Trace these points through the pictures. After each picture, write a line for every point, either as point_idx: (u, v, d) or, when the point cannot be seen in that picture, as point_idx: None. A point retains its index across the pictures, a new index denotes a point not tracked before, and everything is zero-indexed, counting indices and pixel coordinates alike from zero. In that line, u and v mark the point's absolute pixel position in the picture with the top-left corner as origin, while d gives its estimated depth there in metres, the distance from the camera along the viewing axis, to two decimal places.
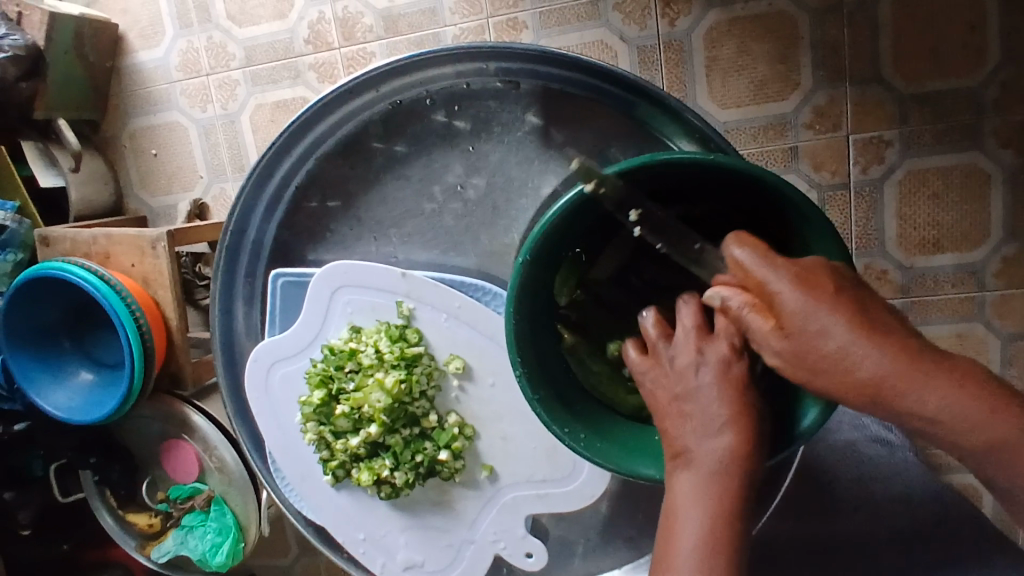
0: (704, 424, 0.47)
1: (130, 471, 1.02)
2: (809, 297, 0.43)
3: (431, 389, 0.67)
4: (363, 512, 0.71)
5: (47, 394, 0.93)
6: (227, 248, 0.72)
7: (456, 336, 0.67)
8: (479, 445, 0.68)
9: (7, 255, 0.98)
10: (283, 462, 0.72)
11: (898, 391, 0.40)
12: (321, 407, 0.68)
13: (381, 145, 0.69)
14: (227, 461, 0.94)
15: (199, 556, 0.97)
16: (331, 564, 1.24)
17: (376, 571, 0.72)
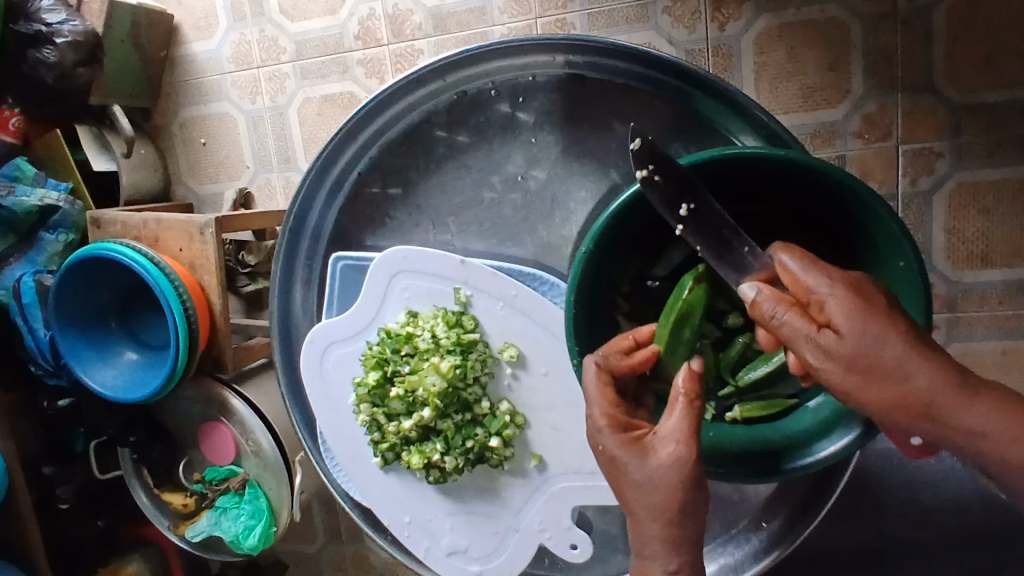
0: (643, 485, 0.50)
1: (170, 451, 1.04)
2: (863, 307, 0.46)
3: (485, 375, 0.70)
4: (413, 495, 0.74)
5: (94, 371, 0.95)
6: (290, 231, 0.76)
7: (508, 325, 0.70)
8: (529, 434, 0.71)
9: (60, 235, 1.02)
10: (334, 443, 0.75)
11: (947, 414, 0.46)
12: (376, 389, 0.70)
13: (443, 134, 0.73)
14: (263, 445, 0.96)
15: (230, 538, 0.97)
16: (357, 553, 1.25)
17: (420, 555, 0.75)
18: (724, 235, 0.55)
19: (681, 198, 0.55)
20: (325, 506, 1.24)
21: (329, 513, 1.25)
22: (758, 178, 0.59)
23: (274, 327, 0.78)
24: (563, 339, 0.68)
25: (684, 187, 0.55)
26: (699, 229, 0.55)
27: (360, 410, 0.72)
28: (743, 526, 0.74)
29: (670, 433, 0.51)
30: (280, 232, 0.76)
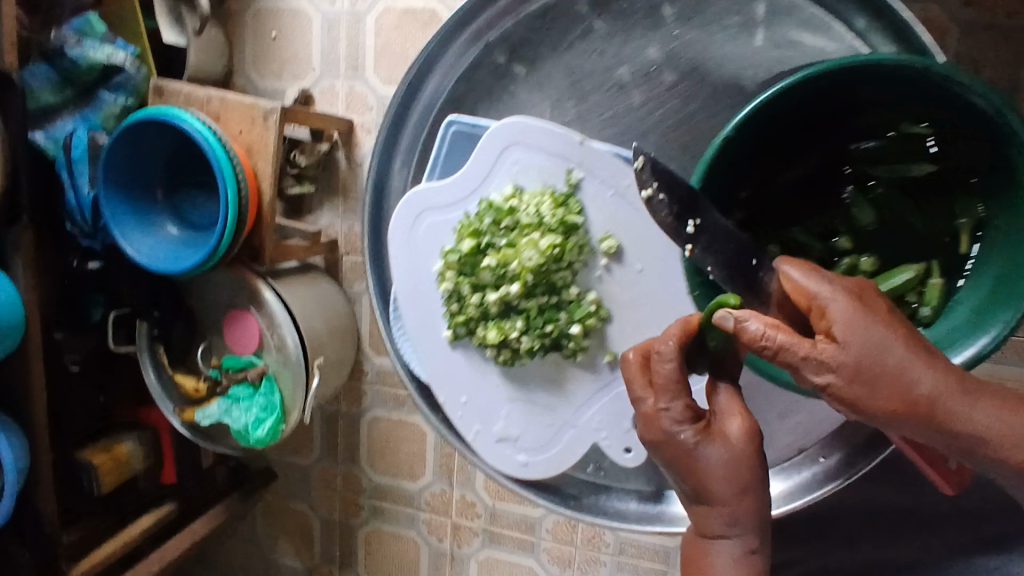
0: (733, 466, 0.54)
1: (190, 331, 1.04)
2: (864, 311, 0.50)
3: (578, 262, 0.72)
4: (476, 376, 0.79)
5: (132, 236, 0.94)
6: (406, 93, 0.82)
7: (613, 217, 0.71)
8: (608, 329, 0.73)
9: (119, 97, 1.01)
10: (408, 310, 0.79)
11: (950, 409, 0.49)
12: (470, 258, 0.74)
13: (584, 11, 0.75)
14: (287, 343, 0.97)
15: (239, 428, 0.97)
16: (348, 473, 1.26)
17: (468, 435, 0.80)
18: (733, 249, 0.59)
19: (688, 216, 0.59)
20: (326, 420, 1.25)
21: (329, 429, 1.26)
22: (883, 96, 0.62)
23: (369, 182, 0.84)
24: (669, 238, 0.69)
25: (690, 205, 0.59)
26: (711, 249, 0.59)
27: (448, 278, 0.76)
28: (799, 459, 0.79)
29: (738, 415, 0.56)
30: (396, 93, 0.81)
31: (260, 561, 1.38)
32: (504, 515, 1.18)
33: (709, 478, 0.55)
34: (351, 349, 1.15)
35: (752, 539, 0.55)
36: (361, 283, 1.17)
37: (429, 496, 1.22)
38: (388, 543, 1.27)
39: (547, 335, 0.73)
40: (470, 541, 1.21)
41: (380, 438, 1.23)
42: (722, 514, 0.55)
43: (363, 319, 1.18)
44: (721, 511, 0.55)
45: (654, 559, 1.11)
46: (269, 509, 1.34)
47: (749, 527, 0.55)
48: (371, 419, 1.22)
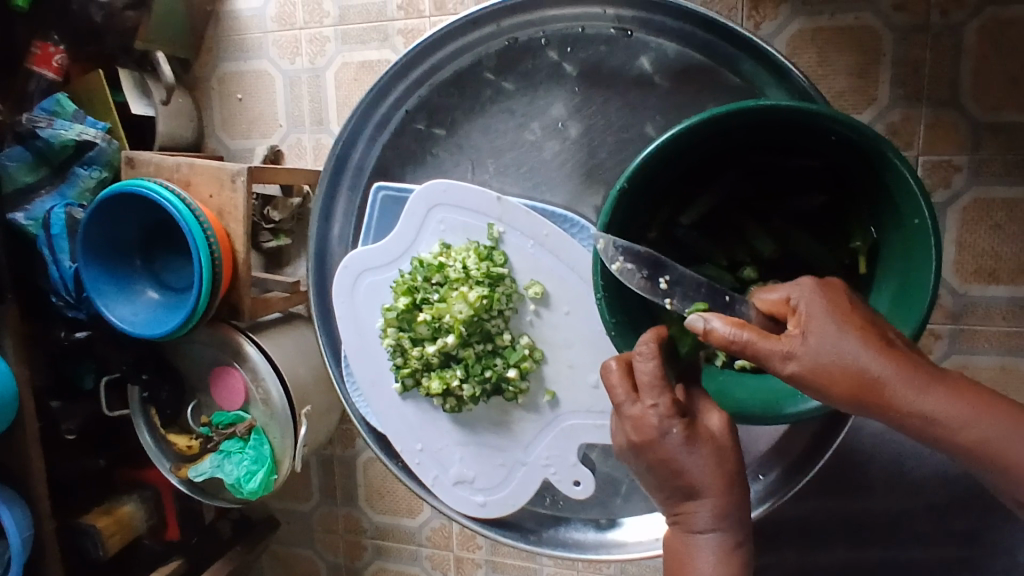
0: (717, 456, 0.56)
1: (179, 391, 1.06)
2: (823, 303, 0.52)
3: (509, 309, 0.76)
4: (427, 424, 0.82)
5: (115, 306, 0.97)
6: (335, 162, 0.85)
7: (536, 264, 0.76)
8: (545, 370, 0.77)
9: (93, 172, 1.05)
10: (358, 366, 0.83)
11: (896, 396, 0.50)
12: (406, 313, 0.77)
13: (492, 78, 0.81)
14: (273, 395, 0.99)
15: (231, 482, 0.99)
16: (349, 515, 1.28)
17: (428, 481, 0.83)
18: (706, 294, 0.64)
19: (659, 273, 0.64)
20: (323, 465, 1.27)
21: (326, 473, 1.27)
22: (775, 136, 0.65)
23: (311, 251, 0.87)
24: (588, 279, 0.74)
25: (658, 263, 0.65)
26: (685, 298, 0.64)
27: (388, 334, 0.78)
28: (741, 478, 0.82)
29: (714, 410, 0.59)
30: (327, 161, 0.84)
31: None
32: (505, 544, 1.19)
33: (700, 473, 0.56)
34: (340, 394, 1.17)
35: (736, 532, 0.58)
36: None
37: (430, 531, 1.23)
38: None
39: (488, 381, 0.77)
40: (474, 572, 1.22)
41: (377, 478, 1.24)
42: (710, 508, 0.57)
43: None
44: (711, 506, 0.56)
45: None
46: (275, 557, 1.35)
47: (734, 521, 0.57)
48: (366, 460, 1.24)
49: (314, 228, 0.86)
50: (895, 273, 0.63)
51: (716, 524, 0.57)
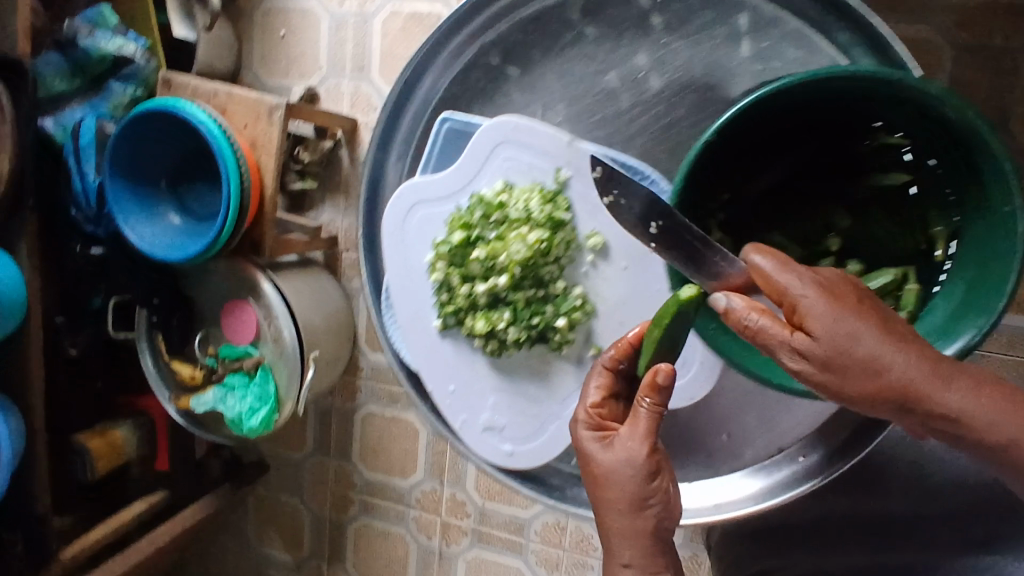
0: (624, 469, 0.60)
1: (187, 321, 1.06)
2: (833, 303, 0.50)
3: (565, 257, 0.74)
4: (463, 361, 0.79)
5: (135, 225, 0.96)
6: (399, 91, 0.81)
7: (598, 217, 0.73)
8: (595, 324, 0.74)
9: (128, 87, 1.04)
10: (400, 299, 0.80)
11: (926, 394, 0.50)
12: (460, 249, 0.76)
13: (575, 20, 0.77)
14: (285, 335, 0.98)
15: (232, 417, 0.99)
16: (340, 469, 1.27)
17: (454, 421, 0.79)
18: (692, 244, 0.60)
19: (651, 217, 0.61)
20: (321, 415, 1.26)
21: (323, 423, 1.27)
22: (846, 105, 0.62)
23: (365, 177, 0.83)
24: None
25: (656, 207, 0.61)
26: (669, 245, 0.60)
27: (439, 269, 0.77)
28: (777, 458, 0.76)
29: (642, 429, 0.61)
30: (392, 89, 0.80)
31: (249, 554, 1.38)
32: (493, 516, 1.19)
33: (608, 491, 0.60)
34: (347, 346, 1.17)
35: (635, 543, 0.59)
36: (359, 280, 1.18)
37: (420, 494, 1.23)
38: (378, 540, 1.27)
39: (532, 327, 0.74)
40: (458, 540, 1.22)
41: (373, 435, 1.24)
42: (617, 513, 0.60)
43: (360, 316, 1.20)
44: (629, 529, 0.59)
45: None
46: (259, 501, 1.35)
47: (638, 536, 0.59)
48: (364, 415, 1.24)
49: (373, 155, 0.83)
50: (972, 264, 0.59)
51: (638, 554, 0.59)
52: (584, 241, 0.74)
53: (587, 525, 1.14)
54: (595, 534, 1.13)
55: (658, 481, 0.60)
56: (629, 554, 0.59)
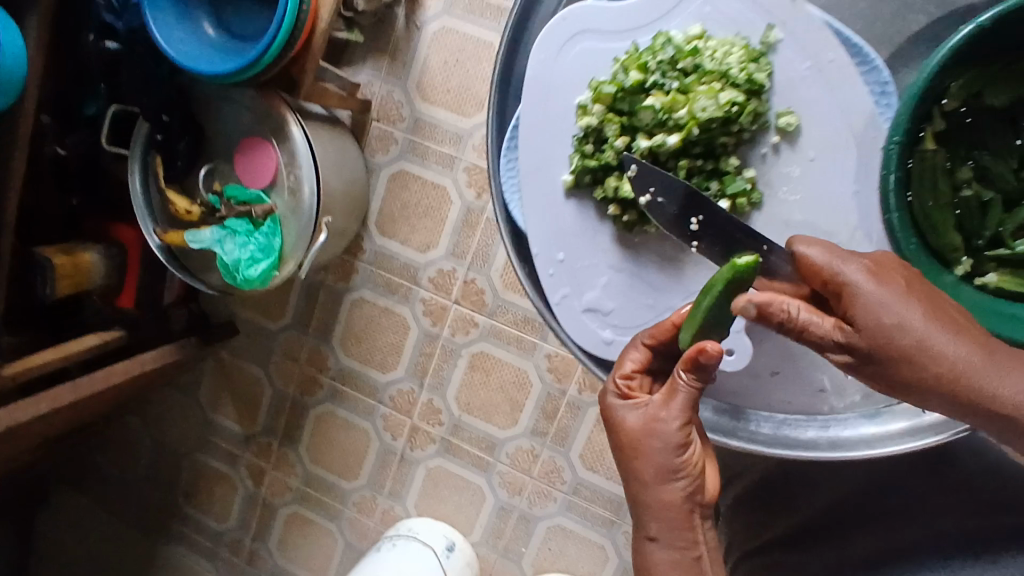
0: (657, 444, 0.55)
1: (196, 149, 0.95)
2: (881, 288, 0.48)
3: (749, 132, 0.56)
4: (583, 229, 0.60)
5: (161, 19, 0.83)
6: None
7: (806, 89, 0.55)
8: (754, 218, 0.58)
9: None
10: (526, 139, 0.59)
11: (981, 383, 0.46)
12: (629, 94, 0.57)
13: None
14: (303, 190, 0.89)
15: (229, 263, 0.90)
16: (316, 349, 1.20)
17: (551, 299, 0.61)
18: (739, 238, 0.56)
19: (693, 210, 0.56)
20: (308, 290, 1.19)
21: (308, 299, 1.19)
22: None
23: None
24: (873, 131, 0.55)
25: (697, 199, 0.56)
26: (714, 240, 0.56)
27: (594, 112, 0.58)
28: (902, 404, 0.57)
29: (679, 405, 0.54)
30: None
31: (197, 417, 1.31)
32: (467, 430, 1.15)
33: (633, 460, 0.56)
34: (356, 222, 1.08)
35: (671, 522, 0.55)
36: (384, 156, 1.10)
37: (395, 393, 1.18)
38: (339, 430, 1.22)
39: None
40: (424, 447, 1.18)
41: (359, 322, 1.17)
42: (649, 491, 0.55)
43: (376, 194, 1.12)
44: (653, 501, 0.55)
45: (605, 506, 1.10)
46: (220, 366, 1.27)
47: (671, 512, 0.55)
48: (355, 300, 1.16)
49: None
50: None
51: (664, 529, 0.55)
52: (773, 116, 0.56)
53: (561, 458, 1.11)
54: (568, 468, 1.11)
55: (690, 453, 0.55)
56: (653, 527, 0.56)
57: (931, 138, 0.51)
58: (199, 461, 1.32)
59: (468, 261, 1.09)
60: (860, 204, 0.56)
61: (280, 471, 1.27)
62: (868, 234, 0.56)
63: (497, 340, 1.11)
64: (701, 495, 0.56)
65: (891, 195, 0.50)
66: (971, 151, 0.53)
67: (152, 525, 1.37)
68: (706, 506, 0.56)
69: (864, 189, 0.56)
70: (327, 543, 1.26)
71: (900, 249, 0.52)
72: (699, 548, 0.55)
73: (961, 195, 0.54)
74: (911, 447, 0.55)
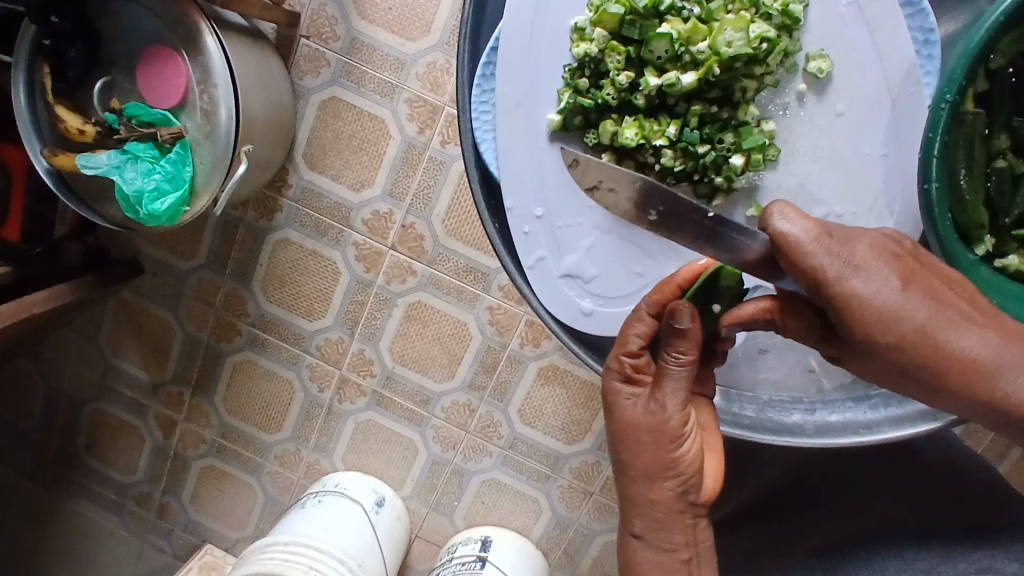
0: (647, 444, 0.51)
1: (91, 57, 0.80)
2: (884, 290, 0.41)
3: (772, 76, 0.52)
4: (566, 182, 0.54)
5: None
6: None
7: (842, 31, 0.51)
8: (765, 179, 0.54)
9: None
10: (511, 65, 0.52)
11: (997, 382, 0.41)
12: (640, 18, 0.51)
13: None
14: (219, 112, 0.76)
15: (129, 194, 0.78)
16: (233, 292, 1.09)
17: (525, 262, 0.55)
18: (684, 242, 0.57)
19: None
20: (226, 227, 1.06)
21: (224, 237, 1.07)
22: None
23: None
24: (901, 88, 0.51)
25: None
26: None
27: (595, 38, 0.51)
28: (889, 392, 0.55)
29: (678, 400, 0.50)
30: None
31: (96, 362, 1.18)
32: (400, 382, 1.09)
33: (625, 452, 0.52)
34: (280, 153, 0.97)
35: (661, 522, 0.53)
36: (315, 79, 0.98)
37: (323, 342, 1.09)
38: (259, 379, 1.13)
39: (694, 159, 0.53)
40: (354, 399, 1.11)
41: (283, 264, 1.06)
42: (640, 492, 0.53)
43: (304, 120, 1.00)
44: (645, 500, 0.53)
45: (541, 461, 1.08)
46: (122, 307, 1.14)
47: (660, 514, 0.53)
48: (278, 240, 1.05)
49: None
50: None
51: (648, 529, 0.53)
52: (801, 60, 0.52)
53: (499, 413, 1.07)
54: (505, 423, 1.07)
55: (686, 449, 0.51)
56: (639, 525, 0.54)
57: (970, 102, 0.46)
58: (100, 410, 1.20)
59: (408, 203, 1.00)
60: (886, 168, 0.52)
61: (192, 422, 1.17)
62: (890, 203, 0.52)
63: (436, 289, 1.03)
64: (695, 495, 0.53)
65: (933, 162, 0.43)
66: (1010, 118, 0.49)
67: (47, 477, 1.25)
68: (699, 504, 0.53)
69: (893, 152, 0.52)
70: (246, 496, 1.19)
71: (934, 231, 0.45)
72: (688, 550, 0.53)
73: (994, 166, 0.50)
74: (911, 432, 0.52)
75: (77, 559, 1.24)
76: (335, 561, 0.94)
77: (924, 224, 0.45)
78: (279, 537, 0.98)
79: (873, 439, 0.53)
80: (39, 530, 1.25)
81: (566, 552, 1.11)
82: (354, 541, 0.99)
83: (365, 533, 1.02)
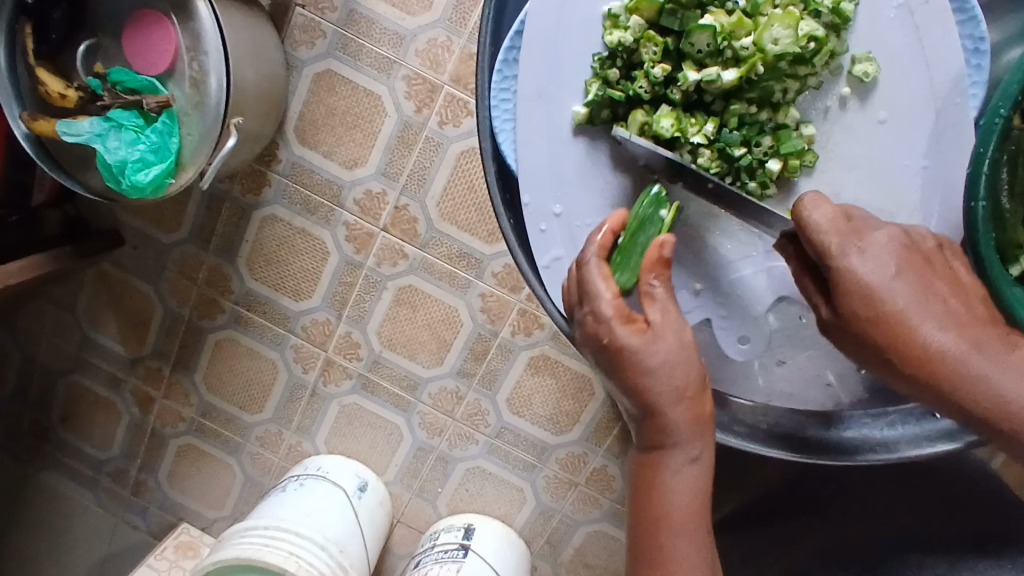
0: (660, 377, 0.50)
1: (75, 18, 0.76)
2: (877, 273, 0.44)
3: (814, 78, 0.50)
4: (587, 181, 0.53)
5: None
6: None
7: (888, 35, 0.49)
8: (799, 186, 0.52)
9: None
10: (540, 53, 0.49)
11: (958, 370, 0.43)
12: (682, 8, 0.48)
13: None
14: (208, 82, 0.72)
15: (112, 164, 0.74)
16: (217, 268, 1.06)
17: (540, 262, 0.54)
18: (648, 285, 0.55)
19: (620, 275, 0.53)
20: (210, 200, 1.03)
21: (209, 210, 1.03)
22: None
23: None
24: (944, 97, 0.49)
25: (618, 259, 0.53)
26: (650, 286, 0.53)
27: (630, 26, 0.48)
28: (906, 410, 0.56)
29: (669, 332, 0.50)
30: None
31: (73, 334, 1.14)
32: (387, 366, 1.07)
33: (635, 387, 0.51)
34: (271, 126, 0.93)
35: (685, 459, 0.52)
36: (308, 50, 0.94)
37: (308, 323, 1.06)
38: (241, 358, 1.10)
39: (728, 161, 0.51)
40: (339, 382, 1.09)
41: (270, 241, 1.03)
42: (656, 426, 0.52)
43: (296, 93, 0.96)
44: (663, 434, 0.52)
45: (528, 451, 1.07)
46: (101, 279, 1.10)
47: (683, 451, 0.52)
48: (266, 217, 1.02)
49: None
50: None
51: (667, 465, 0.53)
52: (846, 63, 0.50)
53: (487, 401, 1.06)
54: (493, 411, 1.06)
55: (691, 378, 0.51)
56: (660, 458, 0.53)
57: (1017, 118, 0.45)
58: (75, 383, 1.16)
59: (402, 183, 0.97)
60: (925, 180, 0.51)
61: (171, 399, 1.15)
62: (926, 217, 0.51)
63: (428, 274, 1.01)
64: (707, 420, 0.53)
65: (981, 180, 0.44)
66: None
67: (19, 449, 1.22)
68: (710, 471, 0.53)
69: (933, 164, 0.50)
70: (224, 476, 1.16)
71: (978, 246, 0.46)
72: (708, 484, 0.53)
73: None
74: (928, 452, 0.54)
75: (49, 533, 1.21)
76: (316, 546, 0.92)
77: (969, 239, 0.46)
78: (259, 520, 0.95)
79: (888, 459, 0.55)
80: (12, 502, 1.21)
81: (549, 541, 1.11)
82: (335, 526, 0.98)
83: (345, 518, 1.00)
